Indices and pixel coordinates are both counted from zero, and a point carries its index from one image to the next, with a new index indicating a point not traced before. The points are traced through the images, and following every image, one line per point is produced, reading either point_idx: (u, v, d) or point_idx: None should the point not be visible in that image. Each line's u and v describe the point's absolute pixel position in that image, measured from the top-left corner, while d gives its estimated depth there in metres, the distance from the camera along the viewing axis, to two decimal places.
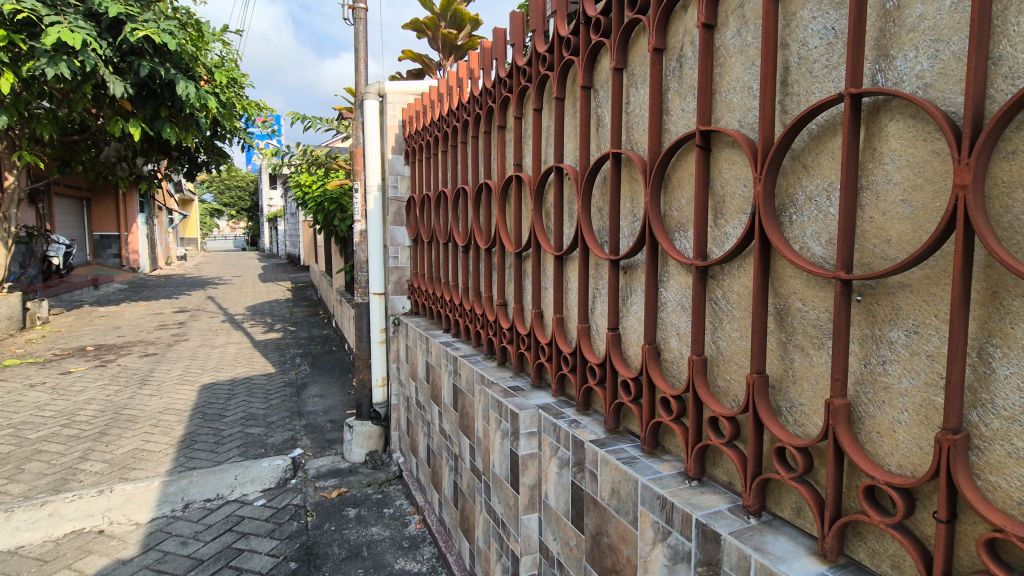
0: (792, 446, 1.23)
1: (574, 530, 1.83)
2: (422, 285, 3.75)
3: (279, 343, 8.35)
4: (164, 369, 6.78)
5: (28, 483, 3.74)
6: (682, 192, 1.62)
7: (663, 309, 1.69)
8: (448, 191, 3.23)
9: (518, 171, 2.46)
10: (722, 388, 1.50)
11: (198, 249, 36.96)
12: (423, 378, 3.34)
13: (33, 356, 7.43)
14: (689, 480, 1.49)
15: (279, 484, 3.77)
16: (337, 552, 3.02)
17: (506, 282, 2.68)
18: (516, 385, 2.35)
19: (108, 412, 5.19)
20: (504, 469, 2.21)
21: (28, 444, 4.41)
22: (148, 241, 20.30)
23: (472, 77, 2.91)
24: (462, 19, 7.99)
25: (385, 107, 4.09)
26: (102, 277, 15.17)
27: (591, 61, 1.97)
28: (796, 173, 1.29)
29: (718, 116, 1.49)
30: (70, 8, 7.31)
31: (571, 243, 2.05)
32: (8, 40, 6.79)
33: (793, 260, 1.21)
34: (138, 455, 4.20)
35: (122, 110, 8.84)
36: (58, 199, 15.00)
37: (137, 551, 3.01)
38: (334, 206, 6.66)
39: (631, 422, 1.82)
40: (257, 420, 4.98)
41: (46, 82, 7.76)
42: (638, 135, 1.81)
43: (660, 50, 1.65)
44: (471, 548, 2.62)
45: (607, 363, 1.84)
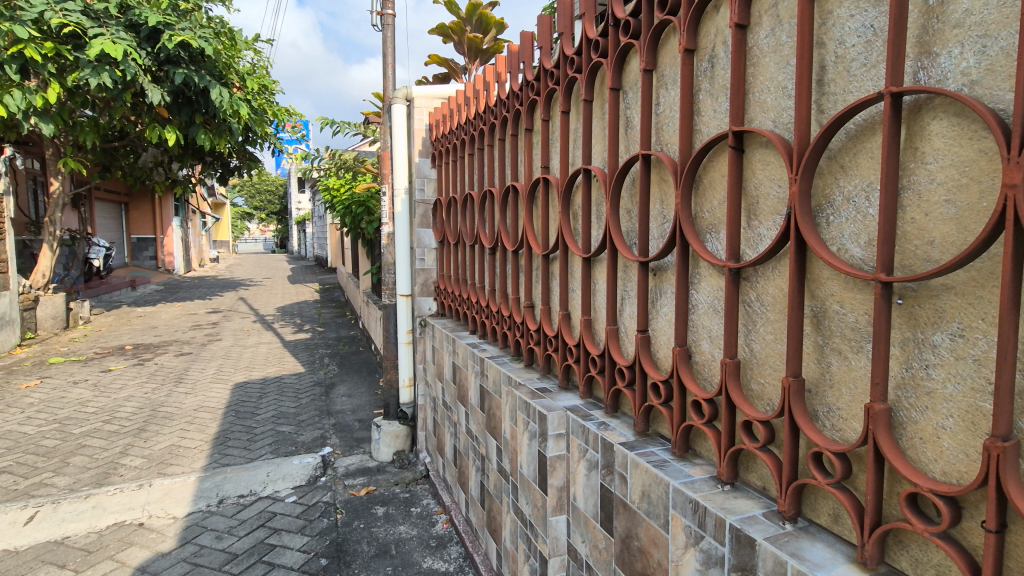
0: (829, 451, 1.21)
1: (603, 533, 1.83)
2: (448, 287, 3.79)
3: (308, 343, 8.53)
4: (198, 368, 7.00)
5: (73, 476, 3.90)
6: (714, 194, 1.60)
7: (694, 311, 1.68)
8: (475, 194, 3.26)
9: (546, 173, 2.47)
10: (756, 391, 1.49)
11: (230, 252, 37.95)
12: (450, 380, 3.37)
13: (76, 354, 7.75)
14: (722, 485, 1.48)
15: (309, 481, 3.86)
16: (366, 549, 3.07)
17: (533, 283, 2.69)
18: (543, 386, 2.36)
19: (146, 409, 5.37)
20: (532, 470, 2.22)
21: (73, 439, 4.60)
22: (183, 244, 20.99)
23: (499, 81, 2.93)
24: (488, 23, 8.03)
25: (412, 111, 4.14)
26: (140, 279, 15.77)
27: (620, 63, 1.97)
28: (833, 173, 1.27)
29: (752, 116, 1.48)
30: (112, 20, 7.61)
31: (600, 245, 2.05)
32: (55, 51, 7.12)
33: (831, 261, 1.19)
34: (175, 451, 4.33)
35: (159, 117, 9.15)
36: (99, 204, 15.63)
37: (175, 545, 3.11)
38: (362, 209, 6.70)
39: (661, 426, 1.82)
40: (287, 419, 5.09)
41: (89, 91, 8.10)
42: (668, 136, 1.80)
43: (691, 51, 1.65)
44: (498, 549, 2.64)
45: (637, 365, 1.84)
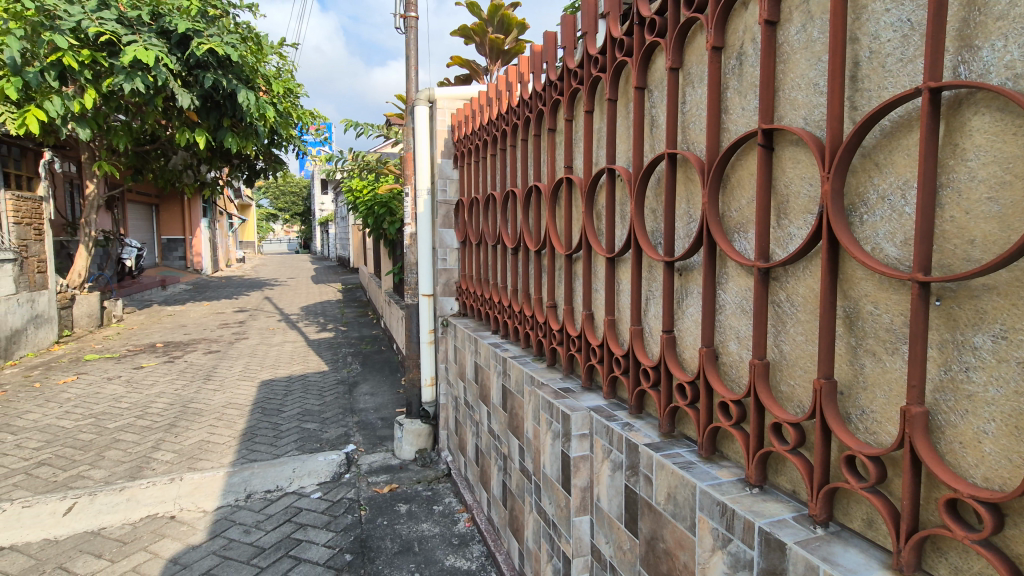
0: (863, 454, 1.18)
1: (628, 535, 1.81)
2: (470, 286, 3.81)
3: (331, 342, 8.65)
4: (226, 366, 7.16)
5: (108, 469, 4.03)
6: (742, 192, 1.58)
7: (721, 311, 1.66)
8: (497, 194, 3.28)
9: (569, 173, 2.47)
10: (786, 393, 1.46)
11: (256, 253, 38.79)
12: (472, 379, 3.39)
13: (110, 351, 8.00)
14: (750, 488, 1.46)
15: (334, 478, 3.92)
16: (390, 545, 3.11)
17: (556, 283, 2.68)
18: (566, 386, 2.36)
19: (177, 405, 5.52)
20: (555, 470, 2.21)
21: (108, 433, 4.75)
22: (211, 245, 21.50)
23: (521, 81, 2.94)
24: (510, 23, 8.02)
25: (435, 112, 4.17)
26: (169, 278, 16.21)
27: (645, 62, 1.96)
28: (866, 171, 1.24)
29: (782, 114, 1.45)
30: (144, 27, 7.83)
31: (624, 245, 2.03)
32: (92, 59, 7.39)
33: (864, 261, 1.17)
34: (204, 446, 4.44)
35: (189, 121, 9.40)
36: (131, 206, 16.11)
37: (205, 538, 3.19)
38: (384, 209, 6.78)
39: (687, 427, 1.80)
40: (312, 416, 5.18)
41: (123, 96, 8.36)
42: (694, 135, 1.79)
43: (719, 48, 1.63)
44: (520, 548, 2.64)
45: (662, 366, 1.82)
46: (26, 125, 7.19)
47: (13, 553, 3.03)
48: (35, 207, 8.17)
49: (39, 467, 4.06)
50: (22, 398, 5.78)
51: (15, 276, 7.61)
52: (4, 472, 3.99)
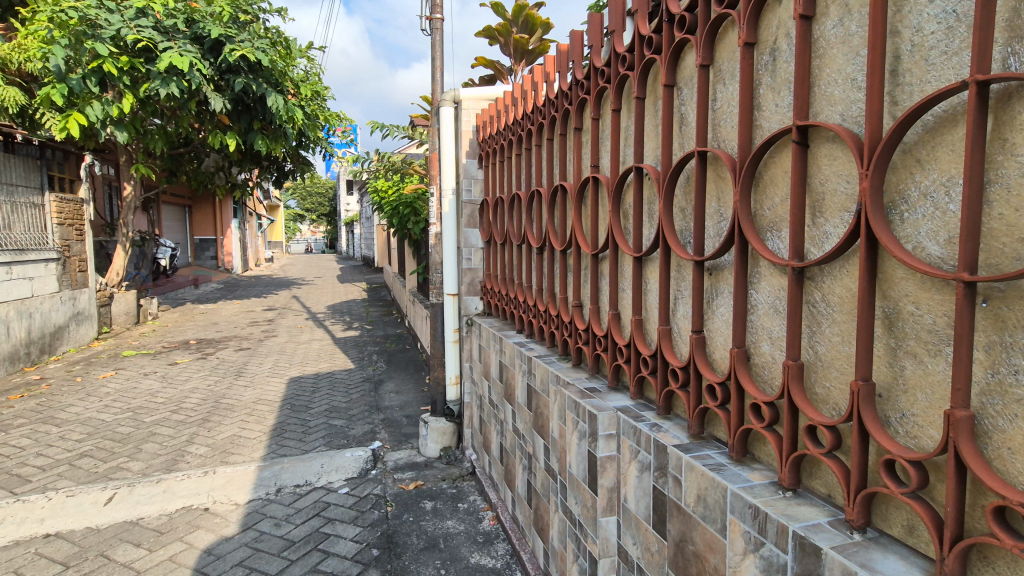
0: (903, 458, 1.15)
1: (656, 536, 1.80)
2: (495, 286, 3.83)
3: (357, 340, 8.78)
4: (256, 363, 7.33)
5: (145, 461, 4.17)
6: (775, 190, 1.56)
7: (753, 311, 1.63)
8: (522, 194, 3.28)
9: (595, 172, 2.46)
10: (820, 395, 1.43)
11: (283, 252, 39.69)
12: (497, 378, 3.40)
13: (146, 347, 8.29)
14: (783, 491, 1.43)
15: (361, 474, 3.98)
16: (416, 542, 3.14)
17: (582, 282, 2.67)
18: (592, 386, 2.35)
19: (210, 401, 5.68)
20: (582, 470, 2.21)
21: (144, 427, 4.92)
22: (241, 245, 22.05)
23: (547, 80, 2.94)
24: (534, 23, 8.01)
25: (460, 113, 4.20)
26: (202, 277, 16.68)
27: (674, 59, 1.94)
28: (907, 167, 1.21)
29: (817, 110, 1.42)
30: (179, 34, 8.07)
31: (651, 245, 2.02)
32: (130, 65, 7.68)
33: (906, 260, 1.13)
34: (236, 441, 4.56)
35: (221, 124, 9.66)
36: (166, 208, 16.65)
37: (237, 530, 3.27)
38: (409, 209, 6.86)
39: (716, 429, 1.78)
40: (339, 413, 5.27)
41: (159, 101, 8.66)
42: (725, 132, 1.76)
43: (751, 45, 1.60)
44: (545, 548, 2.64)
45: (691, 366, 1.80)
46: (68, 129, 7.50)
47: (58, 540, 3.16)
48: (77, 208, 8.50)
49: (81, 458, 4.23)
50: (65, 391, 6.04)
51: (58, 275, 7.95)
52: (50, 462, 4.17)
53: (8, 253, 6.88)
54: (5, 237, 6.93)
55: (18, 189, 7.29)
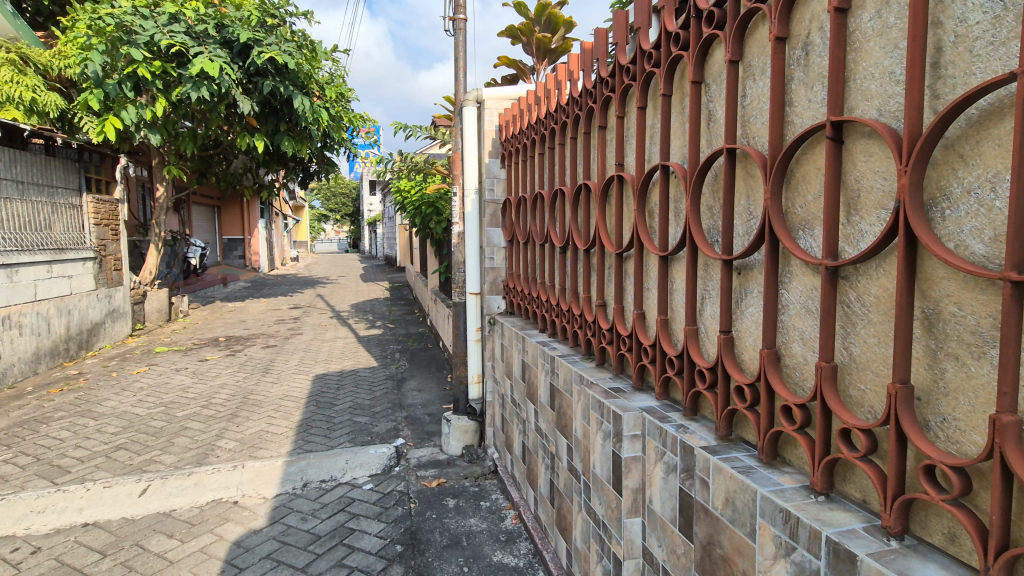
0: (944, 464, 1.11)
1: (682, 538, 1.78)
2: (517, 285, 3.83)
3: (380, 339, 8.88)
4: (282, 360, 7.48)
5: (177, 455, 4.29)
6: (807, 188, 1.52)
7: (784, 311, 1.60)
8: (546, 193, 3.27)
9: (620, 171, 2.44)
10: (855, 398, 1.39)
11: (308, 252, 40.42)
12: (520, 377, 3.40)
13: (177, 344, 8.52)
14: (815, 496, 1.40)
15: (384, 470, 4.03)
16: (439, 539, 3.17)
17: (606, 282, 2.65)
18: (617, 386, 2.33)
19: (238, 396, 5.82)
20: (606, 470, 2.19)
21: (176, 421, 5.06)
22: (267, 245, 22.54)
23: (571, 78, 2.92)
24: (557, 22, 7.98)
25: (483, 113, 4.21)
26: (230, 276, 17.10)
27: (702, 55, 1.91)
28: (949, 163, 1.17)
29: (853, 105, 1.38)
30: (209, 39, 8.27)
31: (678, 243, 1.99)
32: (163, 70, 7.95)
33: (949, 259, 1.09)
34: (263, 436, 4.66)
35: (249, 126, 9.87)
36: (196, 208, 17.11)
37: (265, 523, 3.34)
38: (431, 209, 6.91)
39: (745, 431, 1.75)
40: (363, 410, 5.35)
41: (190, 104, 8.90)
42: (755, 129, 1.73)
43: (783, 39, 1.57)
44: (568, 548, 2.63)
45: (719, 367, 1.78)
46: (104, 133, 7.78)
47: (96, 529, 3.28)
48: (112, 209, 8.79)
49: (117, 450, 4.38)
50: (101, 386, 6.25)
51: (94, 273, 8.24)
52: (88, 454, 4.33)
53: (48, 252, 7.16)
54: (45, 237, 7.21)
55: (58, 190, 7.57)
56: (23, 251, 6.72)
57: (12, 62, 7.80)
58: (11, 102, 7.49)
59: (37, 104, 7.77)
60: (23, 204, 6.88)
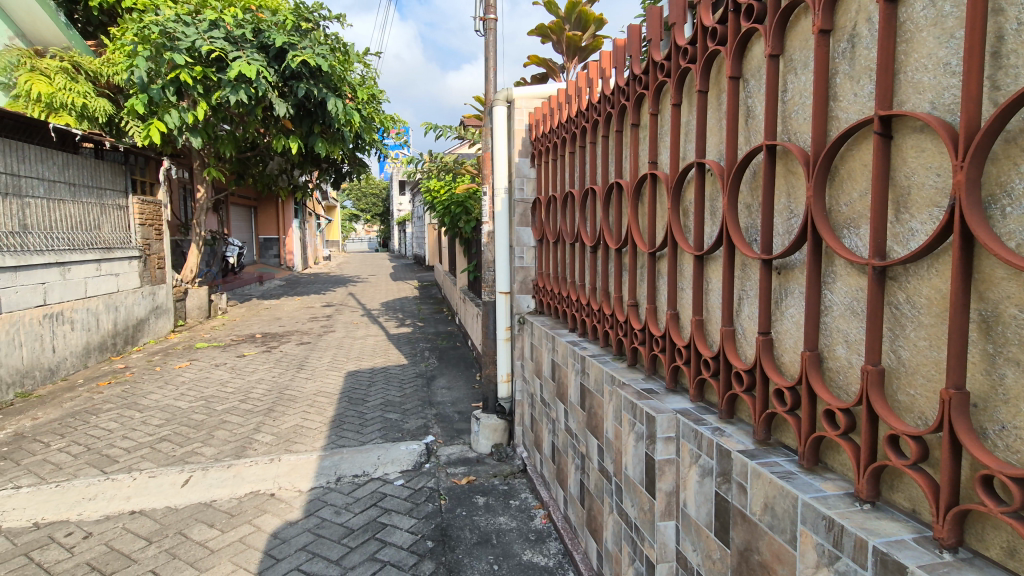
0: (1003, 474, 1.05)
1: (718, 544, 1.74)
2: (547, 285, 3.82)
3: (410, 337, 8.99)
4: (316, 356, 7.65)
5: (217, 447, 4.44)
6: (853, 184, 1.47)
7: (827, 312, 1.55)
8: (576, 192, 3.25)
9: (654, 168, 2.40)
10: (904, 404, 1.34)
11: (339, 251, 41.26)
12: (549, 377, 3.39)
13: (216, 340, 8.82)
14: (861, 504, 1.35)
15: (415, 466, 4.08)
16: (469, 536, 3.19)
17: (638, 282, 2.62)
18: (649, 387, 2.30)
19: (274, 392, 5.98)
20: (639, 472, 2.17)
21: (216, 415, 5.24)
22: (301, 244, 23.11)
23: (602, 76, 2.90)
24: (587, 20, 7.91)
25: (513, 112, 4.22)
26: (266, 274, 17.59)
27: (740, 50, 1.86)
28: (1010, 158, 1.11)
29: (903, 99, 1.33)
30: (247, 44, 8.51)
31: (714, 243, 1.95)
32: (203, 75, 8.21)
33: (1011, 260, 1.03)
34: (298, 431, 4.78)
35: (284, 129, 10.13)
36: (234, 209, 17.68)
37: (301, 515, 3.43)
38: (460, 208, 6.97)
39: (785, 435, 1.70)
40: (394, 407, 5.43)
41: (229, 108, 9.19)
42: (797, 125, 1.68)
43: (827, 32, 1.52)
44: (599, 549, 2.61)
45: (758, 369, 1.73)
46: (149, 136, 8.13)
47: (142, 517, 3.42)
48: (156, 209, 9.15)
49: (161, 442, 4.56)
50: (146, 379, 6.52)
51: (139, 272, 8.59)
52: (134, 445, 4.52)
53: (97, 250, 7.50)
54: (95, 237, 7.56)
55: (107, 192, 7.93)
56: (74, 250, 7.05)
57: (66, 70, 8.37)
58: (64, 108, 7.93)
59: (88, 109, 8.19)
60: (75, 205, 7.23)
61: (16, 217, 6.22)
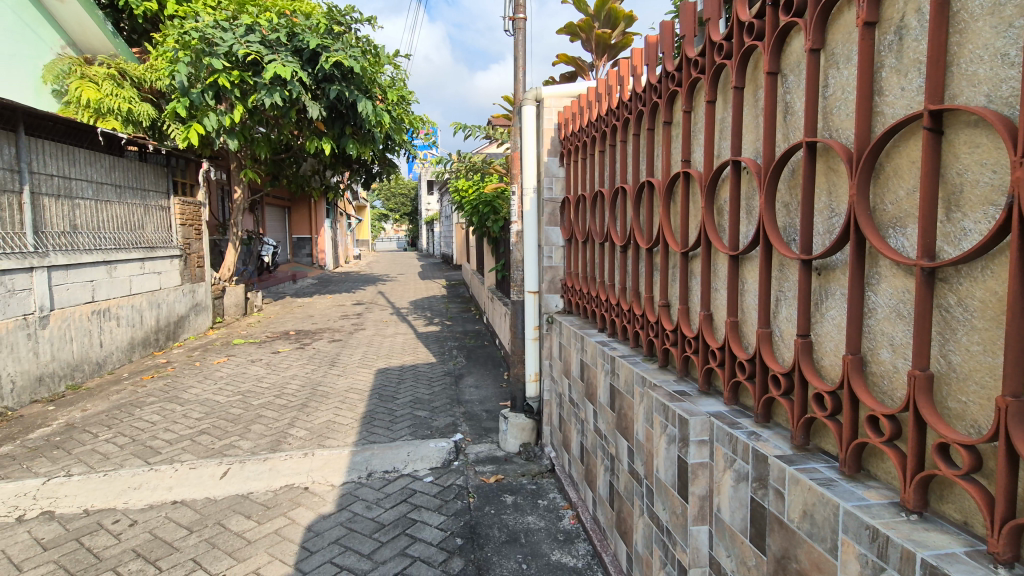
0: None
1: (753, 550, 1.71)
2: (576, 285, 3.80)
3: (438, 335, 9.08)
4: (347, 354, 7.80)
5: (254, 441, 4.58)
6: (899, 182, 1.42)
7: (871, 315, 1.50)
8: (606, 191, 3.23)
9: (687, 166, 2.36)
10: (954, 411, 1.29)
11: (370, 250, 42.00)
12: (578, 377, 3.37)
13: (252, 336, 9.08)
14: (907, 514, 1.29)
15: (444, 464, 4.12)
16: (498, 534, 3.21)
17: (670, 282, 2.59)
18: (681, 389, 2.26)
19: (308, 387, 6.13)
20: (671, 475, 2.14)
21: (252, 409, 5.39)
22: (332, 244, 23.60)
23: (634, 74, 2.86)
24: (617, 17, 7.81)
25: (542, 111, 4.20)
26: (299, 273, 18.03)
27: (779, 45, 1.81)
28: None
29: (955, 92, 1.27)
30: (282, 47, 8.72)
31: (750, 242, 1.91)
32: (240, 79, 8.45)
33: None
34: (331, 426, 4.89)
35: (317, 130, 10.35)
36: (269, 209, 18.17)
37: (334, 509, 3.51)
38: (488, 208, 7.01)
39: (825, 441, 1.65)
40: (423, 404, 5.50)
41: (264, 111, 9.44)
42: (839, 121, 1.62)
43: (872, 24, 1.46)
44: (628, 551, 2.59)
45: (796, 372, 1.69)
46: (189, 139, 8.42)
47: (183, 507, 3.55)
48: (196, 210, 9.47)
49: (201, 434, 4.73)
50: (186, 374, 6.77)
51: (180, 270, 8.92)
52: (176, 437, 4.70)
53: (141, 250, 7.82)
54: (139, 236, 7.88)
55: (150, 193, 8.26)
56: (120, 249, 7.37)
57: (113, 77, 8.76)
58: (111, 113, 8.30)
59: (133, 114, 8.54)
60: (120, 206, 7.54)
61: (67, 218, 6.53)
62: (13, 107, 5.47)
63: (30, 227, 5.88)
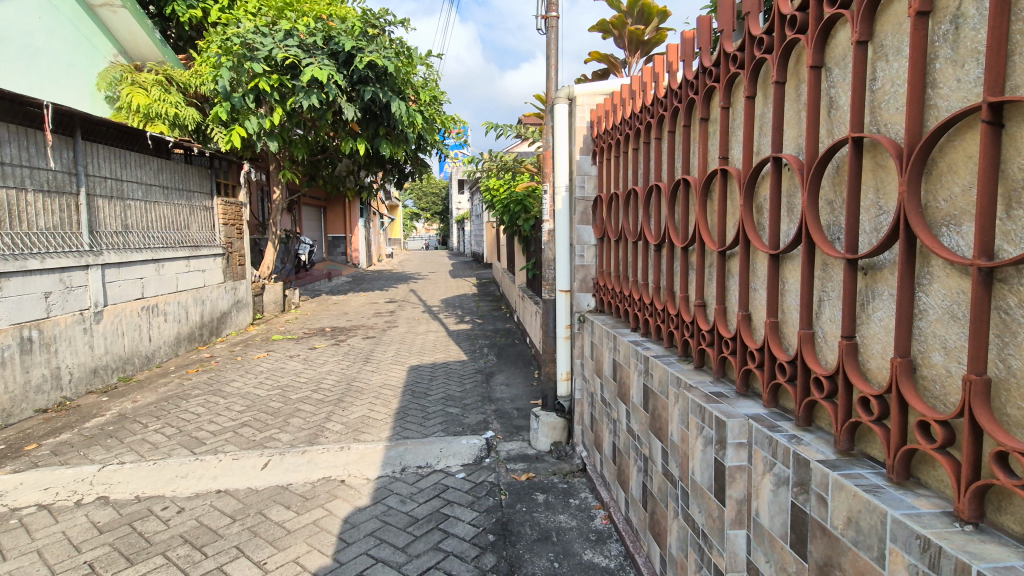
0: None
1: (794, 556, 1.67)
2: (608, 284, 3.77)
3: (469, 334, 9.15)
4: (381, 351, 7.94)
5: (292, 434, 4.72)
6: (954, 178, 1.36)
7: (921, 317, 1.44)
8: (639, 189, 3.19)
9: (724, 164, 2.32)
10: (1013, 417, 1.23)
11: (402, 248, 42.69)
12: (610, 377, 3.35)
13: (291, 333, 9.35)
14: (961, 524, 1.24)
15: (476, 460, 4.16)
16: (529, 532, 3.22)
17: (706, 281, 2.55)
18: (718, 391, 2.22)
19: (343, 383, 6.27)
20: (707, 478, 2.11)
21: (291, 403, 5.56)
22: (366, 242, 24.05)
23: (669, 70, 2.81)
24: (650, 13, 7.58)
25: (574, 110, 4.19)
26: (334, 271, 18.45)
27: (823, 37, 1.75)
28: None
29: (1017, 83, 1.21)
30: (318, 50, 8.92)
31: (792, 241, 1.86)
32: (279, 82, 8.69)
33: None
34: (365, 421, 4.99)
35: (352, 131, 10.55)
36: (306, 209, 18.66)
37: (369, 502, 3.59)
38: (519, 207, 7.03)
39: (871, 446, 1.60)
40: (454, 401, 5.56)
41: (302, 113, 9.69)
42: (888, 115, 1.56)
43: (925, 14, 1.41)
44: (662, 553, 2.57)
45: (840, 375, 1.64)
46: (231, 141, 8.71)
47: (227, 496, 3.69)
48: (237, 210, 9.81)
49: (243, 427, 4.90)
50: (229, 368, 7.03)
51: (223, 268, 9.25)
52: (220, 428, 4.88)
53: (186, 249, 8.16)
54: (184, 236, 8.22)
55: (195, 194, 8.60)
56: (167, 248, 7.70)
57: (161, 83, 9.16)
58: (159, 117, 8.68)
59: (179, 118, 8.91)
60: (167, 207, 7.87)
61: (119, 218, 6.86)
62: (70, 113, 5.79)
63: (86, 227, 6.21)
